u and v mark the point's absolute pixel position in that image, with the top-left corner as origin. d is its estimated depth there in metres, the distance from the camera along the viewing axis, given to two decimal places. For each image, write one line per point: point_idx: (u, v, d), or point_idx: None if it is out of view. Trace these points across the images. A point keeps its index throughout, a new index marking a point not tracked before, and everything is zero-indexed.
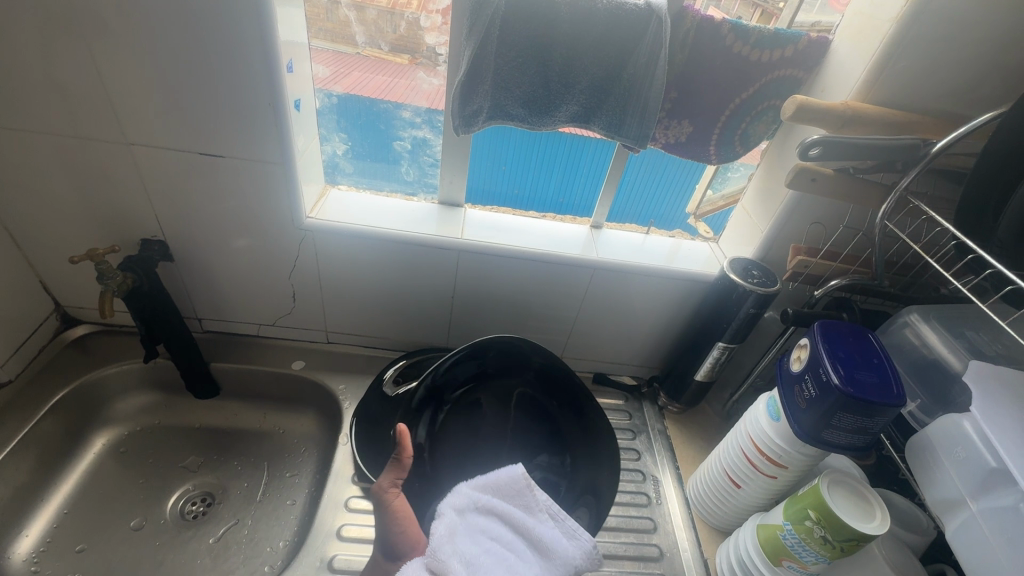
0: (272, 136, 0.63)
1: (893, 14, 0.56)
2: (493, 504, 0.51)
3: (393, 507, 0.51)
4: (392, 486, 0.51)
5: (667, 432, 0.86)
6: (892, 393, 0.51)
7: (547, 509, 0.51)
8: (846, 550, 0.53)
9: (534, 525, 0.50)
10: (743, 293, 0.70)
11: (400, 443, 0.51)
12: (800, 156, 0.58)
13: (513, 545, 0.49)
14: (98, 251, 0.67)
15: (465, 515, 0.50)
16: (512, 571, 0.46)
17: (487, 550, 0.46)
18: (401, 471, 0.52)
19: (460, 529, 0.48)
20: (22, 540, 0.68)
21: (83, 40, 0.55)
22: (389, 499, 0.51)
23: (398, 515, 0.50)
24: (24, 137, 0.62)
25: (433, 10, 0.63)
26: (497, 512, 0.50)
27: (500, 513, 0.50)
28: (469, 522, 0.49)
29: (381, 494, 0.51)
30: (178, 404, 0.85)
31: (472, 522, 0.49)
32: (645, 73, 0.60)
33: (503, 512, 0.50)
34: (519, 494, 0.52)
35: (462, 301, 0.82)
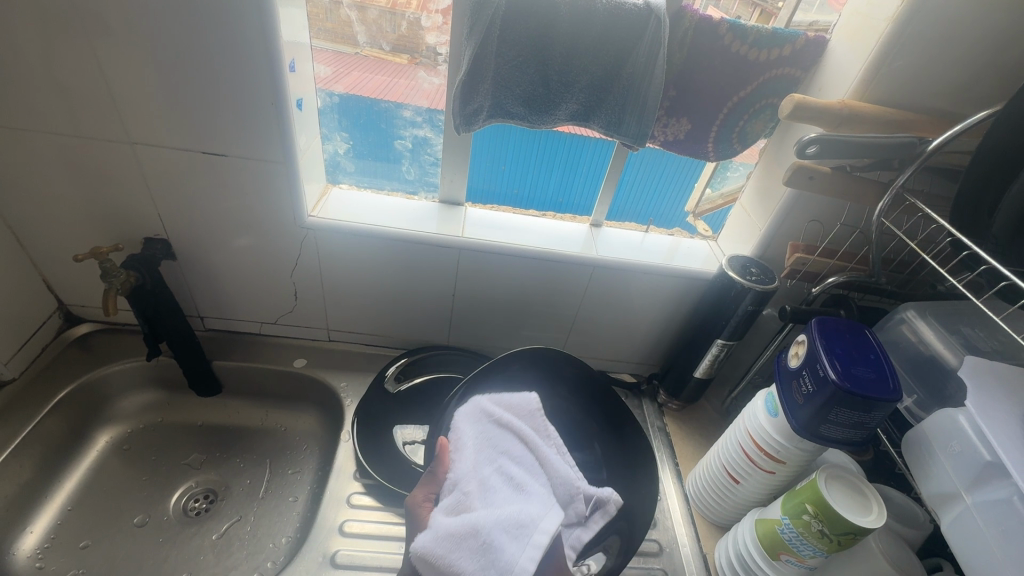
0: (274, 135, 0.64)
1: (889, 13, 0.56)
2: (505, 421, 0.55)
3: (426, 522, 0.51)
4: (426, 500, 0.53)
5: (667, 429, 0.87)
6: (889, 388, 0.51)
7: (555, 439, 0.57)
8: (843, 544, 0.54)
9: (542, 448, 0.55)
10: (742, 291, 0.70)
11: (439, 457, 0.54)
12: (797, 154, 0.58)
13: (523, 460, 0.53)
14: (101, 249, 0.68)
15: (477, 426, 0.55)
16: (520, 486, 0.50)
17: (496, 467, 0.52)
18: (434, 483, 0.53)
19: (472, 439, 0.54)
20: (27, 536, 0.68)
21: (87, 41, 0.56)
22: (423, 513, 0.52)
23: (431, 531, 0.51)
24: (28, 137, 0.63)
25: (433, 10, 0.64)
26: (507, 429, 0.55)
27: (511, 428, 0.55)
28: (480, 433, 0.54)
29: (415, 508, 0.52)
30: (181, 402, 0.86)
31: (485, 433, 0.54)
32: (643, 72, 0.60)
33: (513, 429, 0.55)
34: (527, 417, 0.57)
35: (463, 298, 0.83)
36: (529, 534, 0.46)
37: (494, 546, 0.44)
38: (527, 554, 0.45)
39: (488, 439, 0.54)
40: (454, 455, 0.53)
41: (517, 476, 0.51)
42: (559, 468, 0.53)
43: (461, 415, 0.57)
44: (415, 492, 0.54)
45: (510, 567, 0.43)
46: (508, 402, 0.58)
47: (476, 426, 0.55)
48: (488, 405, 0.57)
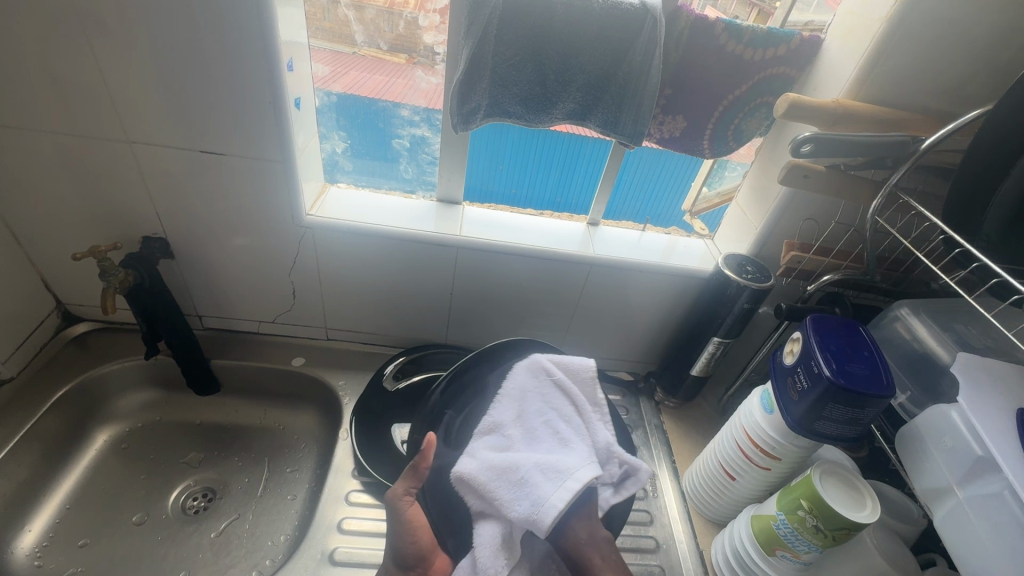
0: (272, 134, 0.64)
1: (883, 13, 0.57)
2: (557, 381, 0.62)
3: (404, 514, 0.57)
4: (405, 494, 0.58)
5: (664, 427, 0.87)
6: (882, 384, 0.52)
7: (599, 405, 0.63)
8: (837, 539, 0.55)
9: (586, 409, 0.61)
10: (738, 288, 0.71)
11: (424, 454, 0.58)
12: (791, 153, 0.58)
13: (570, 418, 0.60)
14: (100, 247, 0.68)
15: (535, 381, 0.62)
16: (563, 438, 0.57)
17: (545, 420, 0.59)
18: (414, 479, 0.59)
19: (528, 393, 0.61)
20: (25, 535, 0.68)
21: (85, 39, 0.56)
22: (402, 506, 0.58)
23: (410, 523, 0.57)
24: (26, 136, 0.63)
25: (431, 10, 0.64)
26: (562, 388, 0.62)
27: (563, 389, 0.62)
28: (534, 386, 0.62)
29: (395, 502, 0.58)
30: (179, 401, 0.86)
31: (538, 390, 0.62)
32: (640, 71, 0.61)
33: (564, 390, 0.62)
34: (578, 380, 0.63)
35: (460, 297, 0.83)
36: (564, 478, 0.52)
37: (529, 483, 0.52)
38: (558, 492, 0.50)
39: (541, 393, 0.61)
40: (502, 402, 0.60)
41: (563, 431, 0.58)
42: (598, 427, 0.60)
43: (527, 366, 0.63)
44: (396, 486, 0.59)
45: (542, 502, 0.50)
46: (565, 365, 0.63)
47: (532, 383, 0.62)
48: (546, 366, 0.63)
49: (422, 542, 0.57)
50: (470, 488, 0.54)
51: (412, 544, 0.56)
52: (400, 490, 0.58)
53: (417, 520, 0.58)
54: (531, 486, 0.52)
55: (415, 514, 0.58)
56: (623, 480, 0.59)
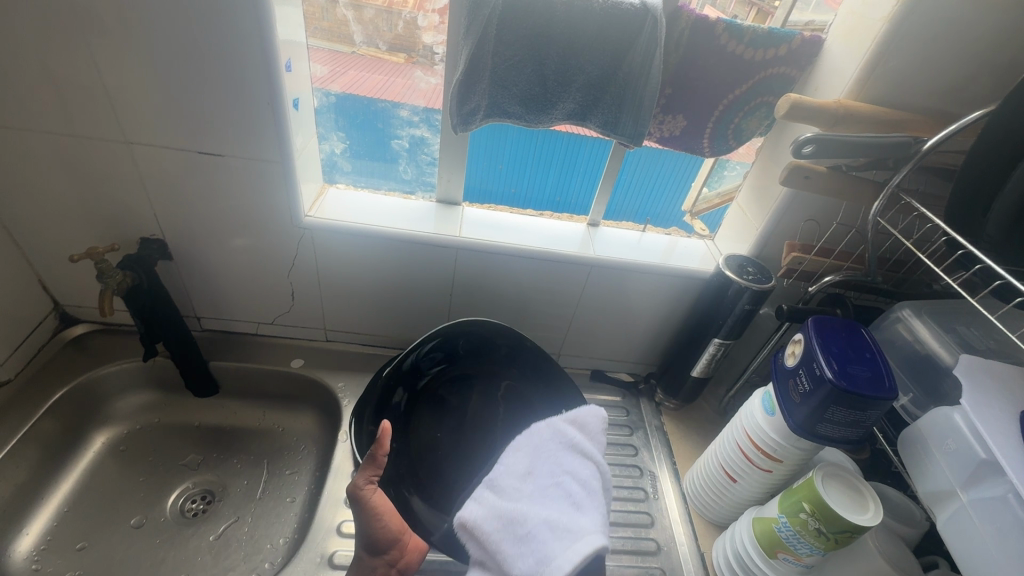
0: (270, 134, 0.64)
1: (885, 12, 0.56)
2: (580, 441, 0.50)
3: (371, 505, 0.53)
4: (368, 483, 0.53)
5: (664, 428, 0.87)
6: (885, 386, 0.52)
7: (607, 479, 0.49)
8: (840, 542, 0.54)
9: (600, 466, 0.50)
10: (739, 290, 0.70)
11: (379, 444, 0.52)
12: (794, 154, 0.58)
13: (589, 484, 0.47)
14: (98, 249, 0.67)
15: (554, 440, 0.49)
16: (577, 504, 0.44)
17: (557, 480, 0.46)
18: (377, 468, 0.53)
19: (548, 445, 0.49)
20: (23, 538, 0.68)
21: (82, 39, 0.55)
22: (366, 495, 0.53)
23: (377, 511, 0.53)
24: (23, 137, 0.63)
25: (430, 10, 0.63)
26: (578, 447, 0.49)
27: (581, 449, 0.49)
28: (550, 443, 0.49)
29: (358, 492, 0.53)
30: (178, 403, 0.86)
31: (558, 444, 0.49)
32: (640, 71, 0.60)
33: (582, 449, 0.49)
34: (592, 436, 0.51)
35: (460, 298, 0.83)
36: (576, 536, 0.41)
37: (535, 538, 0.41)
38: (566, 554, 0.40)
39: (557, 450, 0.49)
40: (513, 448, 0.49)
41: (576, 493, 0.45)
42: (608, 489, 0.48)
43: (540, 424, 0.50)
44: (356, 475, 0.53)
45: (548, 560, 0.40)
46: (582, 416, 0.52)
47: (553, 443, 0.49)
48: (565, 426, 0.50)
49: (392, 526, 0.54)
50: (468, 534, 0.44)
51: (382, 531, 0.53)
52: (363, 483, 0.52)
53: (382, 506, 0.54)
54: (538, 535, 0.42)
55: (381, 501, 0.54)
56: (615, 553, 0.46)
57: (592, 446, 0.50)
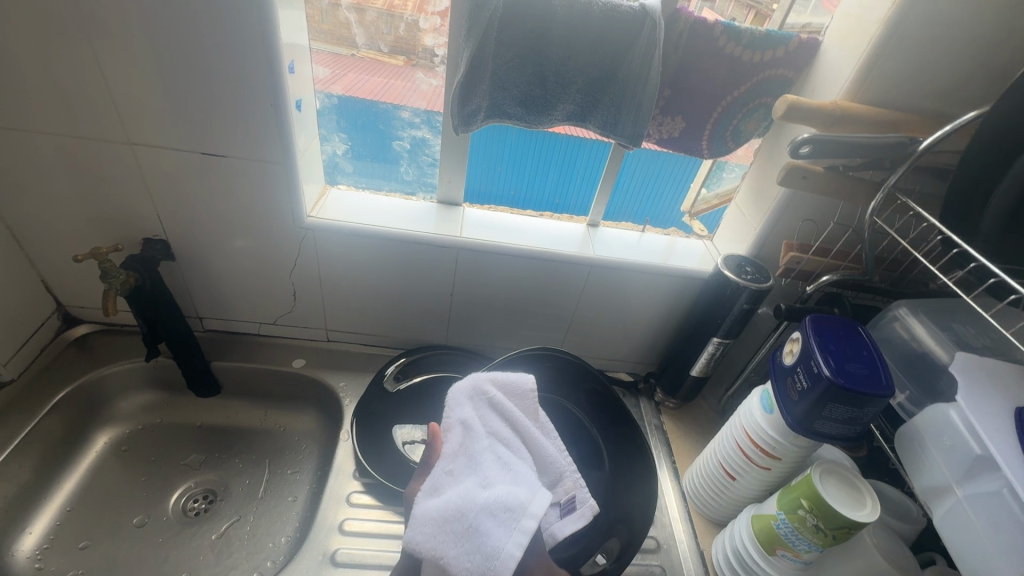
0: (272, 135, 0.64)
1: (881, 15, 0.57)
2: (504, 404, 0.55)
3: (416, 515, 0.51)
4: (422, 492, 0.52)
5: (664, 428, 0.88)
6: (881, 383, 0.52)
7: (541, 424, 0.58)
8: (837, 538, 0.55)
9: (533, 433, 0.56)
10: (737, 289, 0.71)
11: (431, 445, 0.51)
12: (790, 154, 0.59)
13: (512, 443, 0.54)
14: (102, 249, 0.68)
15: (472, 404, 0.53)
16: (507, 466, 0.51)
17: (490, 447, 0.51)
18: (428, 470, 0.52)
19: (477, 419, 0.53)
20: (26, 537, 0.68)
21: (86, 42, 0.56)
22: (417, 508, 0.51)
23: None
24: (26, 138, 0.63)
25: (431, 12, 0.64)
26: (500, 410, 0.55)
27: (505, 413, 0.55)
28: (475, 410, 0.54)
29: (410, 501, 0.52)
30: (180, 403, 0.86)
31: (480, 412, 0.54)
32: (639, 73, 0.61)
33: (508, 415, 0.55)
34: (518, 396, 0.57)
35: (461, 298, 0.83)
36: (518, 519, 0.45)
37: (482, 527, 0.44)
38: (516, 537, 0.44)
39: (483, 410, 0.54)
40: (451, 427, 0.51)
41: (506, 458, 0.51)
42: (548, 448, 0.56)
43: (456, 400, 0.53)
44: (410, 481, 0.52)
45: (497, 551, 0.43)
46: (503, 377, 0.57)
47: (492, 414, 0.54)
48: (489, 385, 0.55)
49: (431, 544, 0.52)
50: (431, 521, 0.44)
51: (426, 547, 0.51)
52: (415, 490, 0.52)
53: None
54: (487, 523, 0.44)
55: None
56: (570, 507, 0.55)
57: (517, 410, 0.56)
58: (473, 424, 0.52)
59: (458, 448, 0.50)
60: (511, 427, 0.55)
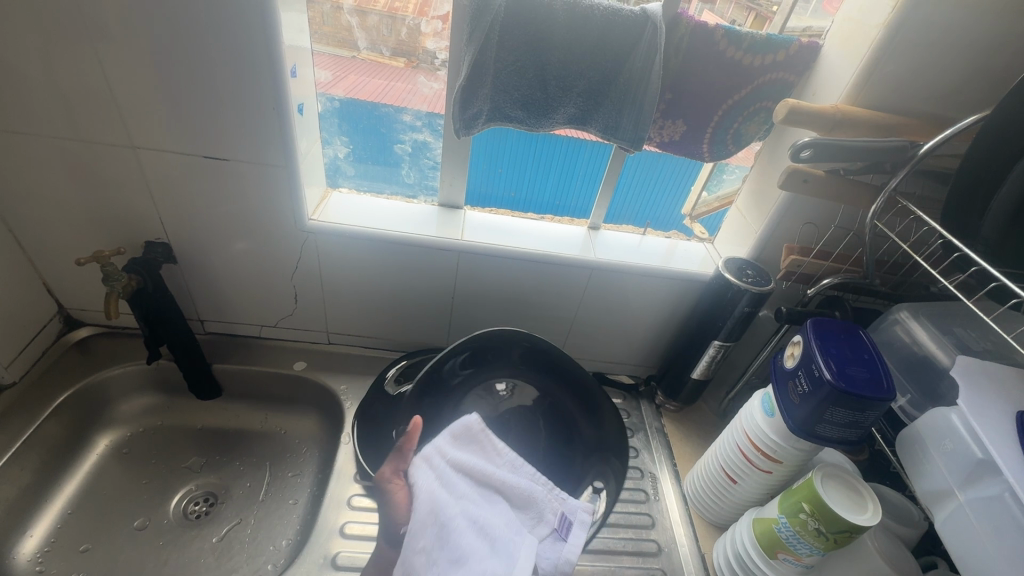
0: (274, 139, 0.64)
1: (881, 19, 0.57)
2: (466, 461, 0.53)
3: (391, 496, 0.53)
4: (395, 476, 0.54)
5: (665, 430, 0.87)
6: (883, 388, 0.52)
7: (506, 457, 0.54)
8: (839, 542, 0.55)
9: (502, 474, 0.53)
10: (738, 292, 0.71)
11: (409, 436, 0.52)
12: (791, 159, 0.59)
13: (484, 499, 0.51)
14: (104, 252, 0.68)
15: (433, 475, 0.52)
16: (483, 530, 0.48)
17: (459, 516, 0.49)
18: (402, 463, 0.55)
19: (440, 488, 0.51)
20: (27, 540, 0.68)
21: (90, 45, 0.56)
22: (392, 489, 0.54)
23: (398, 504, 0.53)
24: (30, 141, 0.63)
25: (432, 16, 0.64)
26: (464, 470, 0.52)
27: (466, 469, 0.52)
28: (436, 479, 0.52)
29: (385, 484, 0.54)
30: (181, 405, 0.86)
31: (444, 477, 0.52)
32: (640, 77, 0.61)
33: (472, 469, 0.53)
34: (475, 442, 0.54)
35: (462, 301, 0.84)
36: None
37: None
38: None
39: (445, 475, 0.52)
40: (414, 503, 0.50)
41: (481, 521, 0.49)
42: (520, 483, 0.53)
43: (418, 477, 0.52)
44: (385, 467, 0.55)
45: None
46: (458, 431, 0.54)
47: (456, 478, 0.52)
48: (445, 446, 0.54)
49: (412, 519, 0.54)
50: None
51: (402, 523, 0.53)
52: (389, 473, 0.54)
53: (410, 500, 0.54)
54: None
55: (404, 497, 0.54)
56: (565, 528, 0.52)
57: (476, 459, 0.53)
58: (438, 500, 0.49)
59: (426, 523, 0.48)
60: (478, 478, 0.52)
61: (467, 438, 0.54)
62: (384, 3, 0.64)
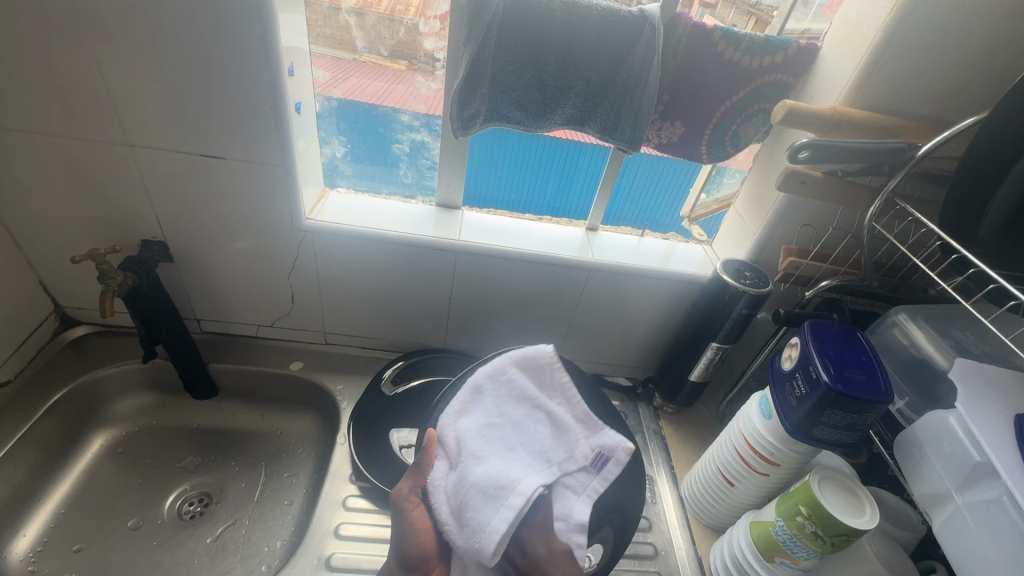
0: (272, 138, 0.64)
1: (880, 21, 0.57)
2: (518, 385, 0.59)
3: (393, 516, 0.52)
4: (410, 494, 0.54)
5: (663, 433, 0.87)
6: (880, 390, 0.52)
7: (561, 390, 0.60)
8: (837, 545, 0.54)
9: (551, 406, 0.59)
10: (736, 294, 0.71)
11: (426, 450, 0.54)
12: (789, 159, 0.58)
13: (524, 421, 0.57)
14: (100, 251, 0.67)
15: (491, 387, 0.59)
16: (511, 447, 0.55)
17: (497, 427, 0.56)
18: (420, 478, 0.55)
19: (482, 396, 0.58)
20: (19, 539, 0.68)
21: (87, 43, 0.56)
22: (407, 507, 0.54)
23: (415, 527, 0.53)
24: (27, 139, 0.63)
25: (431, 16, 0.64)
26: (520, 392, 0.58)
27: (524, 394, 0.59)
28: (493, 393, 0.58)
29: (399, 501, 0.54)
30: (177, 405, 0.86)
31: (492, 393, 0.59)
32: (639, 77, 0.61)
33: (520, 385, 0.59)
34: (540, 373, 0.60)
35: (459, 301, 0.83)
36: (506, 496, 0.50)
37: (472, 507, 0.50)
38: (499, 515, 0.49)
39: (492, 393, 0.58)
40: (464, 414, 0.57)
41: (510, 439, 0.56)
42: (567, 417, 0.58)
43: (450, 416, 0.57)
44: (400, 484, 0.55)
45: (483, 527, 0.49)
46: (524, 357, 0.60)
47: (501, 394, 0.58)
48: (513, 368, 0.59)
49: (426, 545, 0.53)
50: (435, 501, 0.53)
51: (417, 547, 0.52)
52: (404, 490, 0.55)
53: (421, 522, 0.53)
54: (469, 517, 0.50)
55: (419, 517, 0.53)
56: (600, 462, 0.57)
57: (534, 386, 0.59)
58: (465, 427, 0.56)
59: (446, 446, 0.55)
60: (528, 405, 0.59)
61: (535, 366, 0.60)
62: (385, 4, 0.64)
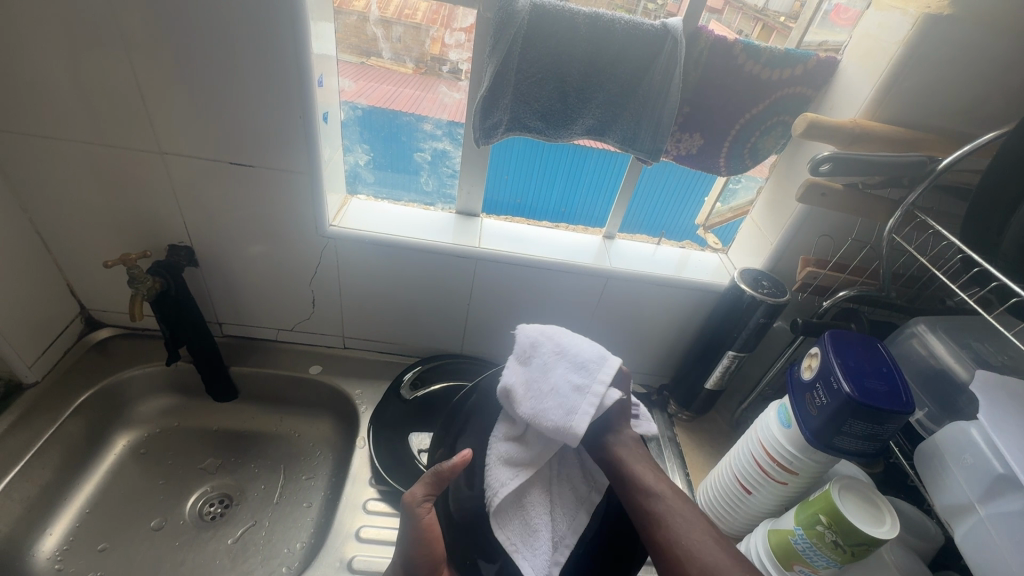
0: (300, 147, 0.66)
1: (901, 36, 0.58)
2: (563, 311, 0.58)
3: (425, 525, 0.51)
4: (424, 500, 0.52)
5: (677, 440, 0.87)
6: (902, 401, 0.52)
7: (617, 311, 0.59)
8: (857, 555, 0.55)
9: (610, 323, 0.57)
10: (754, 303, 0.71)
11: (452, 464, 0.52)
12: (811, 171, 0.60)
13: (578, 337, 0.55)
14: (130, 256, 0.69)
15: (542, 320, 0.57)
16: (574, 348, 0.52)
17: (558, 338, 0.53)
18: (436, 487, 0.52)
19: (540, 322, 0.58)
20: (46, 538, 0.69)
21: (124, 54, 0.58)
22: (420, 514, 0.51)
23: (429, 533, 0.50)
24: (61, 146, 0.65)
25: (455, 28, 0.66)
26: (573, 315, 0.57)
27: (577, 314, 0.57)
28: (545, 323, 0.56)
29: (414, 508, 0.51)
30: (197, 407, 0.87)
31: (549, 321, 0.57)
32: (660, 89, 0.62)
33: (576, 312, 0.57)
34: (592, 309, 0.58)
35: (476, 308, 0.84)
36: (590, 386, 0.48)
37: (557, 394, 0.48)
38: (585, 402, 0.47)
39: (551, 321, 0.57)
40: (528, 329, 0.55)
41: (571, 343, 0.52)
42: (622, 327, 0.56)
43: (527, 332, 0.54)
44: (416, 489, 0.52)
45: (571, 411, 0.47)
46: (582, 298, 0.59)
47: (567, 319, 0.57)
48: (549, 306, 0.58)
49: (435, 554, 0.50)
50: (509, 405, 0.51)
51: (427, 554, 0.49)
52: (421, 494, 0.52)
53: (433, 532, 0.51)
54: (549, 409, 0.48)
55: (432, 524, 0.51)
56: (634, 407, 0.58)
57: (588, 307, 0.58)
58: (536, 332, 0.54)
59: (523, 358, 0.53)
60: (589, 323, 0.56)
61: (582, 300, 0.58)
62: (395, 8, 0.65)
